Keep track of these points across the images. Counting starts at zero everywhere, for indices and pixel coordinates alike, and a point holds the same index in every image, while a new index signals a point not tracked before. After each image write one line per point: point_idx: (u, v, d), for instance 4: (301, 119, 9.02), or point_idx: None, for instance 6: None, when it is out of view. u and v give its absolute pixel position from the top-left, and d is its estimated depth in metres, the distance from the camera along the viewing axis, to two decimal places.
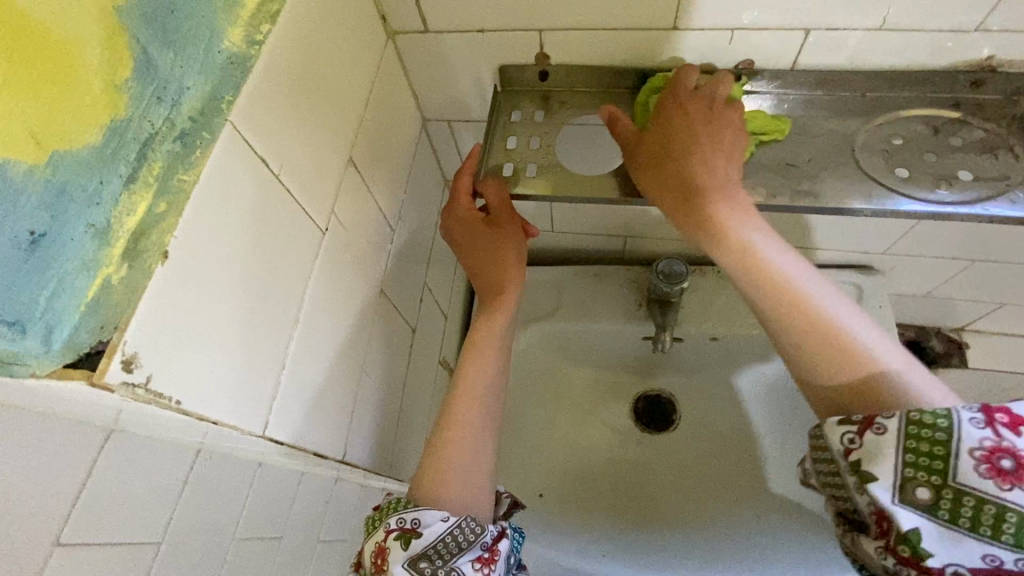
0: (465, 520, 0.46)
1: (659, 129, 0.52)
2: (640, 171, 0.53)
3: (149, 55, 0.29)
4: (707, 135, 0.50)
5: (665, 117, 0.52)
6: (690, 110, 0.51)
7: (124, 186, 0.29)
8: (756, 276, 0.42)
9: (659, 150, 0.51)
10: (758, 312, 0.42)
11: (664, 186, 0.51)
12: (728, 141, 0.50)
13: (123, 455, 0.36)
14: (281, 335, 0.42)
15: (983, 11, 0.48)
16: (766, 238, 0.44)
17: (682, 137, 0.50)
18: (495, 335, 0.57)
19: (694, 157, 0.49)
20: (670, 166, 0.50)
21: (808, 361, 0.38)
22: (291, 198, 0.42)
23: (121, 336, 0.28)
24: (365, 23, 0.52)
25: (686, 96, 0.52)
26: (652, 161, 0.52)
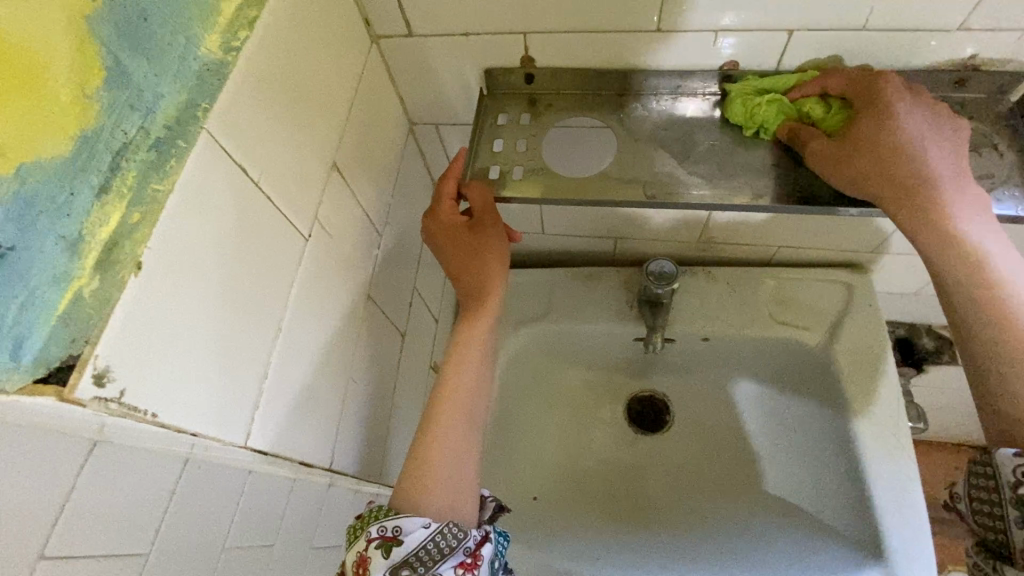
0: (447, 525, 0.45)
1: (883, 124, 0.47)
2: (842, 165, 0.49)
3: (121, 65, 0.30)
4: (926, 134, 0.47)
5: (902, 110, 0.47)
6: (931, 121, 0.48)
7: (96, 197, 0.29)
8: (985, 289, 0.41)
9: (881, 143, 0.47)
10: (965, 327, 0.41)
11: (878, 185, 0.47)
12: (948, 144, 0.48)
13: (107, 466, 0.31)
14: (263, 342, 0.41)
15: (963, 11, 0.48)
16: (1003, 254, 0.42)
17: (923, 137, 0.47)
18: (477, 343, 0.57)
19: (926, 156, 0.46)
20: (892, 167, 0.46)
21: (1008, 385, 0.38)
22: (271, 205, 0.41)
23: (92, 349, 0.28)
24: (348, 27, 0.52)
25: (901, 90, 0.48)
26: (867, 158, 0.47)
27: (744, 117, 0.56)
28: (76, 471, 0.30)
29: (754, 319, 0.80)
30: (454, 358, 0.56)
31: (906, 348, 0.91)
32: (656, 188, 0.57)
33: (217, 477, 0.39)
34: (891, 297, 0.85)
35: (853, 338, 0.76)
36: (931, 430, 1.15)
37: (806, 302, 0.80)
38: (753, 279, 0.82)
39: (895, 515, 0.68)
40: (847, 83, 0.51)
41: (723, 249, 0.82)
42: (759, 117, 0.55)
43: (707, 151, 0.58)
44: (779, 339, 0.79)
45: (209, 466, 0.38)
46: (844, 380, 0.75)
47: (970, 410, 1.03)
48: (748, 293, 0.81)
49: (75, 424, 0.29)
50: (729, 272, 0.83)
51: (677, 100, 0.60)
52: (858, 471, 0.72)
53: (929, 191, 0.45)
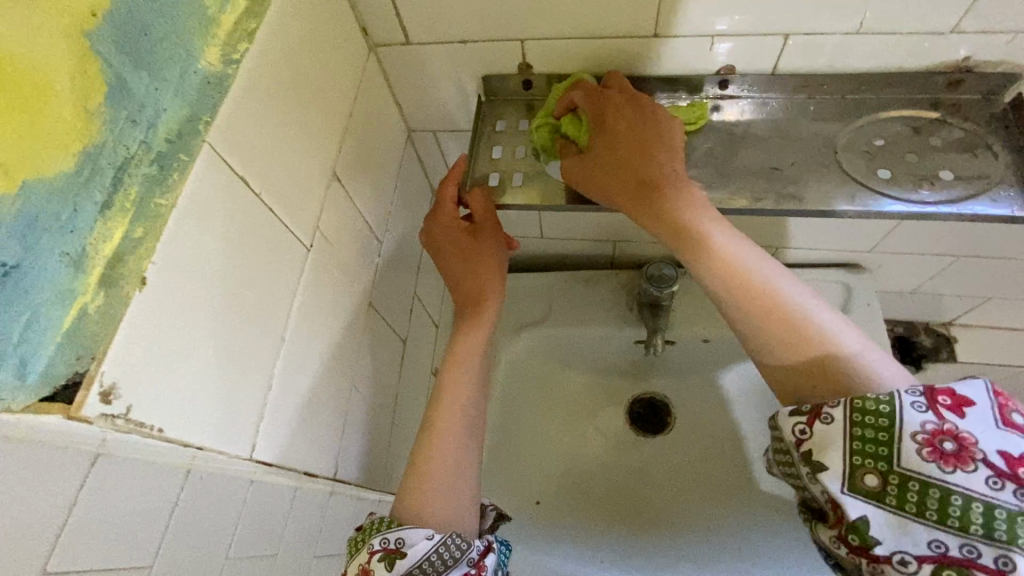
0: (450, 537, 0.45)
1: (607, 138, 0.52)
2: (594, 181, 0.53)
3: (122, 80, 0.30)
4: (647, 139, 0.51)
5: (614, 120, 0.52)
6: (638, 117, 0.52)
7: (99, 213, 0.29)
8: (730, 281, 0.43)
9: (614, 157, 0.52)
10: (728, 316, 0.43)
11: (625, 198, 0.51)
12: (655, 138, 0.52)
13: (111, 478, 0.31)
14: (266, 353, 0.41)
15: (958, 13, 0.48)
16: (724, 234, 0.46)
17: (648, 140, 0.51)
18: (473, 349, 0.56)
19: (646, 161, 0.50)
20: (633, 177, 0.50)
21: (769, 350, 0.41)
22: (273, 217, 0.41)
23: (98, 365, 0.28)
24: (345, 35, 0.52)
25: (619, 102, 0.53)
26: (612, 173, 0.52)
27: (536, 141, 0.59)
28: (78, 486, 0.30)
29: None
30: (453, 365, 0.56)
31: (906, 346, 0.92)
32: None
33: (215, 488, 0.38)
34: (888, 295, 0.86)
35: None
36: None
37: None
38: None
39: None
40: (581, 98, 0.54)
41: None
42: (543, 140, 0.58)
43: (706, 155, 0.58)
44: None
45: (211, 475, 0.38)
46: None
47: None
48: None
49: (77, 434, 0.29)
50: None
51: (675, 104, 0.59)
52: None
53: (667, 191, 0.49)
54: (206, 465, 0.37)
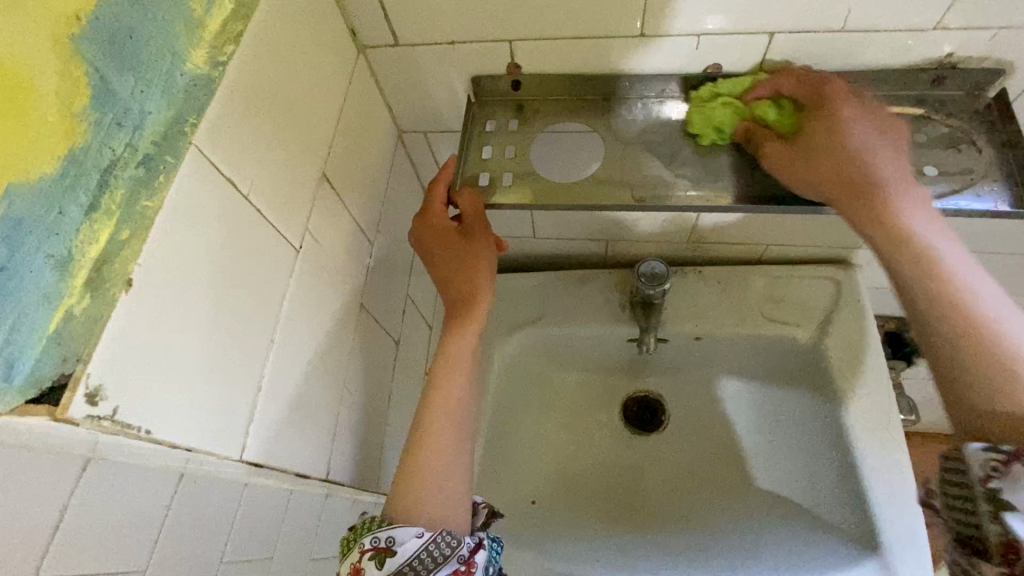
0: (440, 534, 0.45)
1: (833, 130, 0.49)
2: (795, 169, 0.51)
3: (108, 82, 0.30)
4: (859, 134, 0.48)
5: (870, 122, 0.49)
6: (882, 126, 0.50)
7: (85, 215, 0.29)
8: (933, 288, 0.41)
9: (828, 146, 0.49)
10: (926, 321, 0.41)
11: (834, 192, 0.49)
12: (867, 135, 0.48)
13: (105, 485, 0.31)
14: (255, 356, 0.41)
15: (940, 10, 0.49)
16: (960, 258, 0.42)
17: (878, 148, 0.48)
18: (464, 348, 0.56)
19: (849, 155, 0.48)
20: (846, 178, 0.48)
21: (971, 384, 0.37)
22: (263, 219, 0.41)
23: (84, 367, 0.28)
24: (334, 37, 0.52)
25: (843, 93, 0.50)
26: (822, 162, 0.49)
27: (713, 122, 0.57)
28: (69, 489, 0.29)
29: (746, 316, 0.82)
30: (443, 365, 0.56)
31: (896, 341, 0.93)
32: (643, 191, 0.58)
33: (212, 491, 0.38)
34: (878, 290, 0.87)
35: (842, 334, 0.78)
36: (924, 422, 1.16)
37: (796, 299, 0.81)
38: (743, 276, 0.84)
39: (888, 509, 0.70)
40: (799, 88, 0.53)
41: (711, 249, 0.83)
42: (720, 122, 0.57)
43: (693, 154, 0.59)
44: (770, 336, 0.81)
45: (207, 481, 0.38)
46: (836, 375, 0.77)
47: None
48: (739, 291, 0.83)
49: (70, 444, 0.29)
50: (720, 271, 0.84)
51: (663, 103, 0.60)
52: (853, 465, 0.73)
53: (877, 200, 0.46)
54: (201, 471, 0.37)
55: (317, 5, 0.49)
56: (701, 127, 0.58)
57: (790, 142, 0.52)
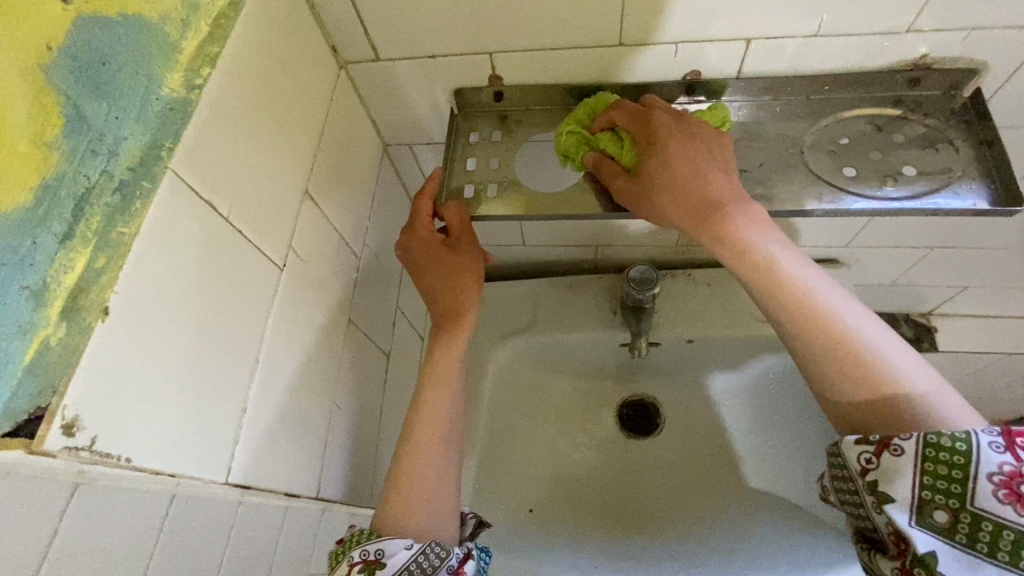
0: (428, 545, 0.46)
1: (657, 162, 0.48)
2: (641, 196, 0.50)
3: (80, 110, 0.30)
4: (688, 155, 0.48)
5: (689, 138, 0.49)
6: (701, 139, 0.49)
7: (60, 244, 0.29)
8: (789, 310, 0.43)
9: (665, 170, 0.48)
10: (793, 344, 0.43)
11: (679, 216, 0.47)
12: (697, 154, 0.48)
13: (94, 509, 0.31)
14: (239, 377, 0.41)
15: (913, 11, 0.49)
16: (795, 267, 0.43)
17: (706, 165, 0.48)
18: (449, 361, 0.56)
19: (688, 177, 0.47)
20: (685, 209, 0.47)
21: (841, 391, 0.40)
22: (243, 240, 0.41)
23: (61, 399, 0.28)
24: (314, 54, 0.52)
25: (665, 118, 0.50)
26: (658, 188, 0.48)
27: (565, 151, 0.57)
28: (57, 518, 0.29)
29: (736, 318, 0.82)
30: (431, 379, 0.56)
31: None
32: None
33: (206, 506, 0.38)
34: (866, 288, 0.87)
35: None
36: None
37: None
38: (731, 278, 0.84)
39: None
40: (623, 117, 0.53)
41: (700, 251, 0.84)
42: (569, 150, 0.57)
43: None
44: (762, 337, 0.81)
45: (198, 500, 0.37)
46: None
47: None
48: (729, 294, 0.84)
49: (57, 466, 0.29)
50: (709, 274, 0.85)
51: None
52: None
53: (717, 223, 0.45)
54: (192, 489, 0.37)
55: (294, 22, 0.49)
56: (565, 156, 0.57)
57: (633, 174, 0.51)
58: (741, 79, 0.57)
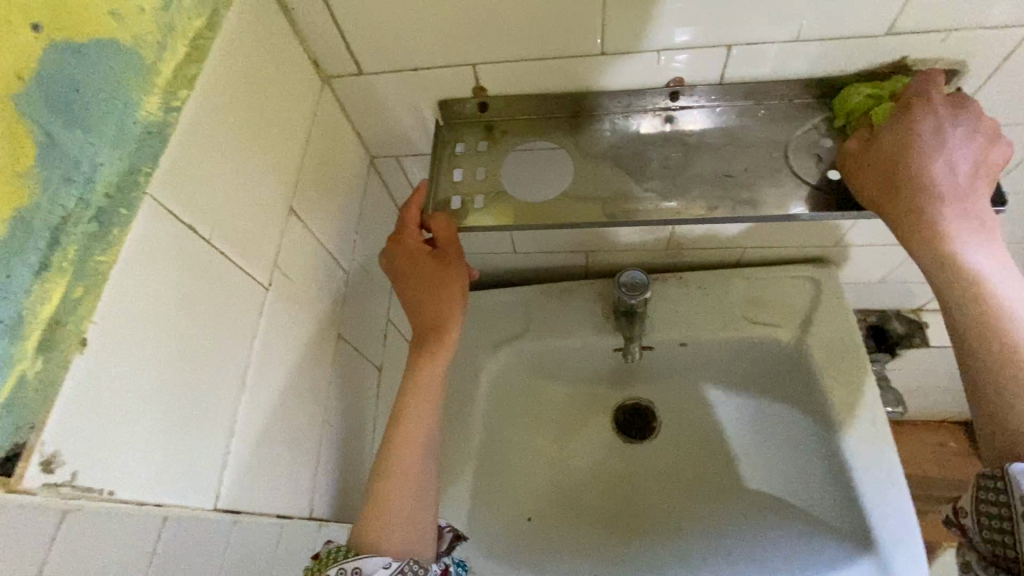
0: (407, 564, 0.47)
1: (903, 139, 0.49)
2: (860, 176, 0.52)
3: (54, 138, 0.30)
4: (940, 140, 0.48)
5: (968, 127, 0.49)
6: (964, 128, 0.49)
7: (36, 276, 0.29)
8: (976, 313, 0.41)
9: (905, 152, 0.49)
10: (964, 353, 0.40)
11: (891, 204, 0.49)
12: (950, 141, 0.48)
13: (81, 540, 0.30)
14: (225, 400, 0.40)
15: (892, 15, 0.49)
16: (993, 272, 0.43)
17: (957, 153, 0.48)
18: (437, 375, 0.57)
19: (927, 161, 0.48)
20: (902, 189, 0.49)
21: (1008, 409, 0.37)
22: (227, 260, 0.41)
23: (38, 436, 0.27)
24: (296, 70, 0.52)
25: (938, 97, 0.49)
26: (878, 170, 0.50)
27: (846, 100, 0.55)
28: (43, 553, 0.28)
29: (728, 320, 0.82)
30: (411, 392, 0.56)
31: (878, 334, 0.94)
32: (614, 207, 0.59)
33: (196, 532, 0.37)
34: (856, 286, 0.88)
35: (825, 332, 0.79)
36: (914, 412, 1.17)
37: (776, 299, 0.82)
38: (722, 280, 0.85)
39: (882, 506, 0.69)
40: (913, 83, 0.51)
41: (690, 254, 0.84)
42: (851, 102, 0.54)
43: (660, 168, 0.59)
44: (753, 339, 0.81)
45: (191, 522, 0.37)
46: (819, 373, 0.77)
47: (946, 389, 1.06)
48: (720, 296, 0.84)
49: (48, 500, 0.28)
50: (700, 276, 0.85)
51: (630, 118, 0.61)
52: (841, 463, 0.73)
53: (927, 213, 0.47)
54: (183, 512, 0.36)
55: (275, 39, 0.49)
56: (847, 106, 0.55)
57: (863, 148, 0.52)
58: (724, 83, 0.57)
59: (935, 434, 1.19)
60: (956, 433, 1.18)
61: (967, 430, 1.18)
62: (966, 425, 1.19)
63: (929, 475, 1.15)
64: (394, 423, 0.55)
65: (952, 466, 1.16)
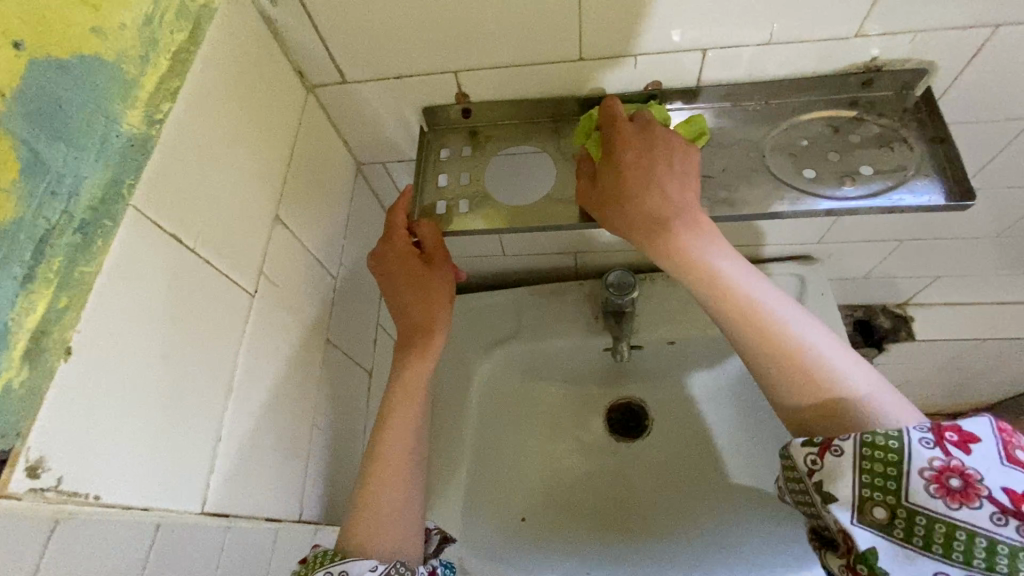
0: (393, 566, 0.48)
1: (618, 182, 0.50)
2: (597, 209, 0.52)
3: (38, 154, 0.31)
4: (660, 162, 0.49)
5: (624, 160, 0.50)
6: (634, 159, 0.50)
7: (20, 287, 0.30)
8: (743, 324, 0.43)
9: (631, 179, 0.49)
10: (749, 361, 0.43)
11: (631, 231, 0.50)
12: (659, 164, 0.49)
13: (73, 547, 0.31)
14: (211, 405, 0.41)
15: (861, 18, 0.51)
16: (739, 278, 0.45)
17: (659, 174, 0.49)
18: (425, 375, 0.58)
19: (648, 186, 0.49)
20: (633, 213, 0.49)
21: (787, 398, 0.41)
22: (211, 269, 0.41)
23: (24, 442, 0.28)
24: (279, 80, 0.53)
25: (626, 129, 0.51)
26: (616, 197, 0.50)
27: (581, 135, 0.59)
28: (35, 560, 0.29)
29: None
30: (398, 393, 0.58)
31: (865, 329, 0.95)
32: None
33: (189, 538, 0.38)
34: (841, 281, 0.89)
35: None
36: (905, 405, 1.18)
37: None
38: None
39: None
40: (600, 117, 0.53)
41: None
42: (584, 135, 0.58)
43: None
44: None
45: (183, 528, 0.38)
46: None
47: (934, 382, 1.08)
48: None
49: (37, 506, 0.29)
50: None
51: None
52: None
53: (672, 240, 0.47)
54: (175, 518, 0.37)
55: (258, 51, 0.50)
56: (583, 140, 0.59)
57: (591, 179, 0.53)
58: (701, 86, 0.58)
59: None
60: None
61: None
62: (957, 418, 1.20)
63: None
64: (382, 425, 0.56)
65: None
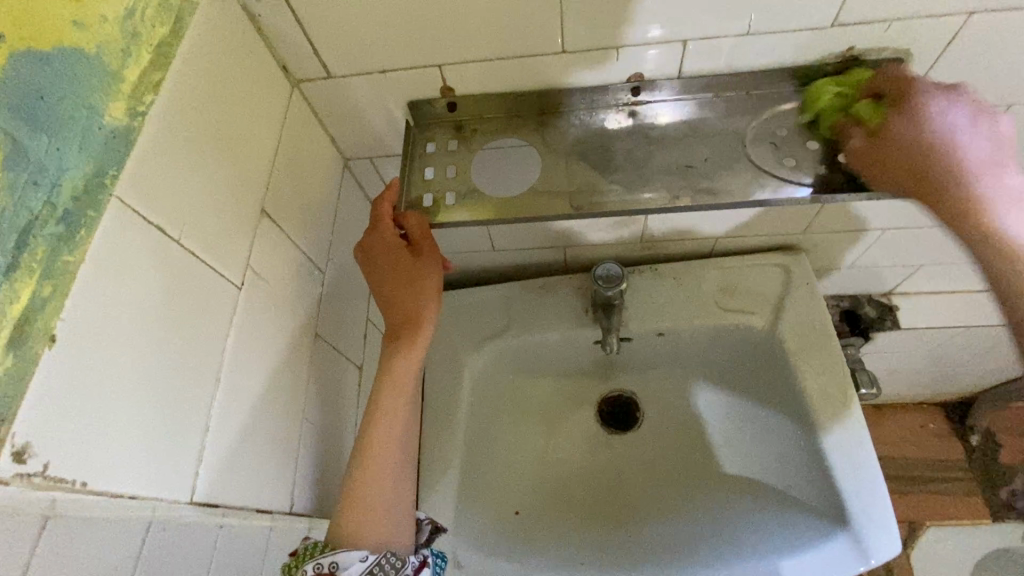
0: (384, 556, 0.48)
1: (926, 129, 0.51)
2: (883, 171, 0.54)
3: (21, 146, 0.31)
4: (960, 126, 0.50)
5: (964, 106, 0.51)
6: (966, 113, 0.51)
7: (5, 275, 0.29)
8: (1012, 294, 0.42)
9: (926, 143, 0.50)
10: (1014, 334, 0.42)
11: (928, 193, 0.50)
12: (969, 127, 0.50)
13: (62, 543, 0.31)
14: (200, 397, 0.41)
15: (835, 8, 0.52)
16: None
17: (959, 136, 0.50)
18: (410, 368, 0.58)
19: (949, 148, 0.49)
20: (938, 173, 0.49)
21: None
22: (198, 261, 0.42)
23: (8, 427, 0.28)
24: (264, 76, 0.53)
25: (934, 89, 0.52)
26: (904, 160, 0.52)
27: (819, 109, 0.58)
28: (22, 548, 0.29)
29: (703, 309, 0.84)
30: (387, 384, 0.57)
31: (850, 318, 0.96)
32: (581, 199, 0.61)
33: (180, 536, 0.39)
34: (826, 271, 0.90)
35: (795, 316, 0.81)
36: (892, 395, 1.20)
37: (749, 287, 0.84)
38: (696, 270, 0.87)
39: (855, 484, 0.71)
40: (885, 83, 0.53)
41: (664, 246, 0.86)
42: (826, 104, 0.57)
43: (625, 160, 0.61)
44: (727, 327, 0.83)
45: (174, 526, 0.39)
46: (793, 357, 0.79)
47: (919, 371, 1.10)
48: (694, 286, 0.86)
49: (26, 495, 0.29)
50: (675, 267, 0.88)
51: (595, 113, 0.63)
52: (816, 445, 0.75)
53: (976, 191, 0.47)
54: (167, 516, 0.38)
55: (242, 46, 0.50)
56: (808, 109, 0.58)
57: (874, 143, 0.54)
58: (682, 78, 0.59)
59: (914, 416, 1.22)
60: (934, 414, 1.22)
61: (944, 410, 1.22)
62: (943, 405, 1.22)
63: (908, 454, 1.19)
64: (369, 418, 0.57)
65: (930, 445, 1.19)
